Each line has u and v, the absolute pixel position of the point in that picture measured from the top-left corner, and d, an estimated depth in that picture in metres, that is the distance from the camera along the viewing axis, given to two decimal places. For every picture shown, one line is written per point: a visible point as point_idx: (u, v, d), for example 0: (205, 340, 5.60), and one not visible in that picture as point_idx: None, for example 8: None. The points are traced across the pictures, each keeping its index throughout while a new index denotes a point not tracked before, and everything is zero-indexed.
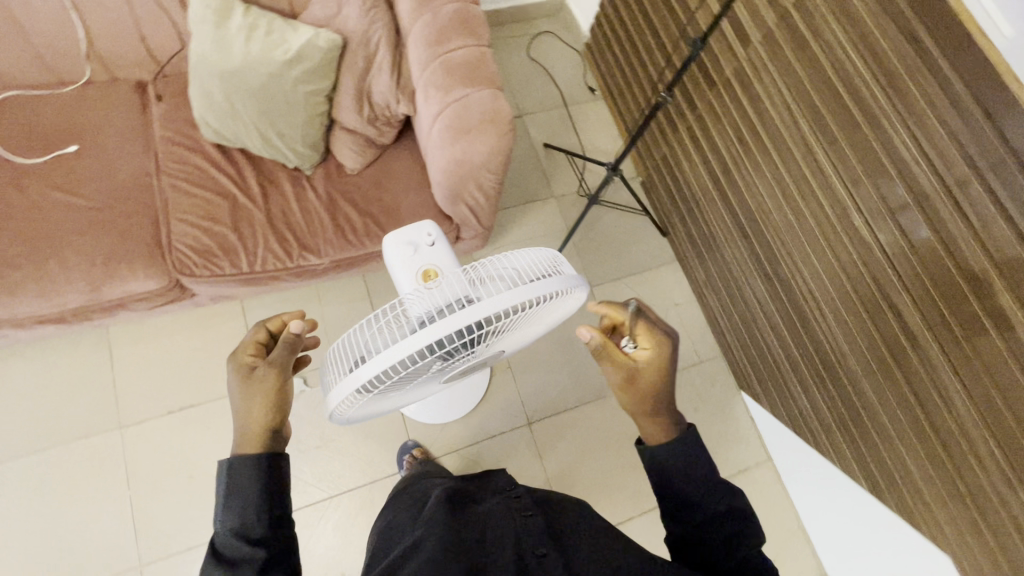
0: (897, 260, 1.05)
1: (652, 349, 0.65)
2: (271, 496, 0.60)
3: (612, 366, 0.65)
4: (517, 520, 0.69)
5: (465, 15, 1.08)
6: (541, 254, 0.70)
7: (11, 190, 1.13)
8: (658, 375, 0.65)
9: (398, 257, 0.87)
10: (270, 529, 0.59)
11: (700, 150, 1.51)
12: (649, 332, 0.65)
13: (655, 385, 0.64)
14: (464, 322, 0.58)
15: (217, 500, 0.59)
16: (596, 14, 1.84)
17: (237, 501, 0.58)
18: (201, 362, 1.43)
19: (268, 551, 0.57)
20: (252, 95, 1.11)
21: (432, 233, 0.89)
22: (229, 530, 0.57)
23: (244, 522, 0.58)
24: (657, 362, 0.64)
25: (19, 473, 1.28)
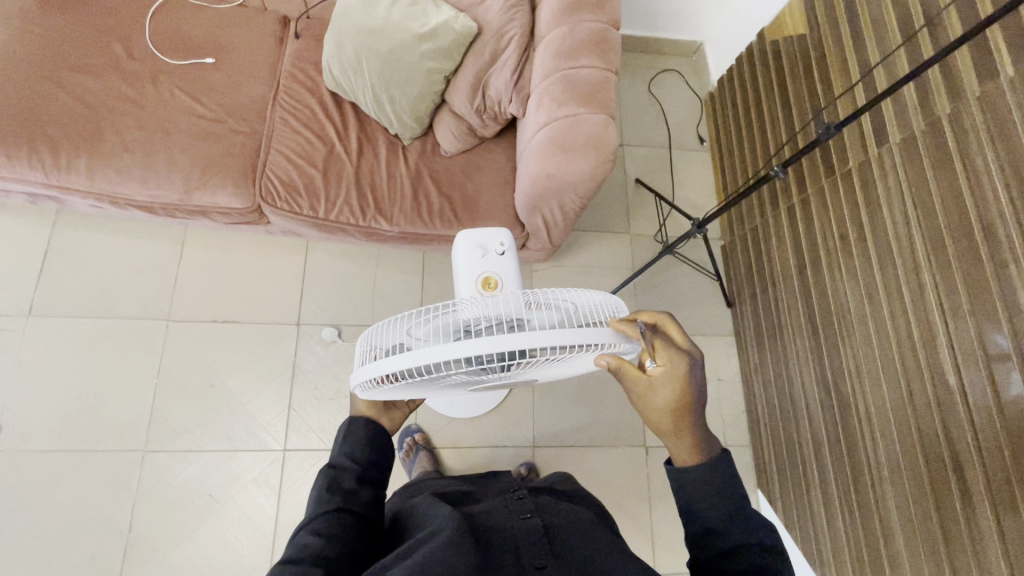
0: (978, 415, 0.96)
1: (670, 362, 0.60)
2: (379, 441, 0.77)
3: (635, 386, 0.61)
4: (516, 521, 0.62)
5: (602, 36, 1.07)
6: (605, 299, 0.69)
7: (148, 83, 1.22)
8: (682, 391, 0.60)
9: (464, 256, 0.88)
10: (369, 454, 0.75)
11: (795, 233, 1.43)
12: (667, 345, 0.61)
13: (679, 402, 0.60)
14: (513, 346, 0.57)
15: (341, 431, 0.77)
16: (730, 67, 1.78)
17: (353, 436, 0.76)
18: (254, 283, 1.50)
19: (361, 469, 0.73)
20: (378, 56, 1.15)
21: (504, 243, 0.89)
22: (343, 452, 0.75)
23: (355, 451, 0.75)
24: (676, 375, 0.60)
25: (74, 331, 1.39)
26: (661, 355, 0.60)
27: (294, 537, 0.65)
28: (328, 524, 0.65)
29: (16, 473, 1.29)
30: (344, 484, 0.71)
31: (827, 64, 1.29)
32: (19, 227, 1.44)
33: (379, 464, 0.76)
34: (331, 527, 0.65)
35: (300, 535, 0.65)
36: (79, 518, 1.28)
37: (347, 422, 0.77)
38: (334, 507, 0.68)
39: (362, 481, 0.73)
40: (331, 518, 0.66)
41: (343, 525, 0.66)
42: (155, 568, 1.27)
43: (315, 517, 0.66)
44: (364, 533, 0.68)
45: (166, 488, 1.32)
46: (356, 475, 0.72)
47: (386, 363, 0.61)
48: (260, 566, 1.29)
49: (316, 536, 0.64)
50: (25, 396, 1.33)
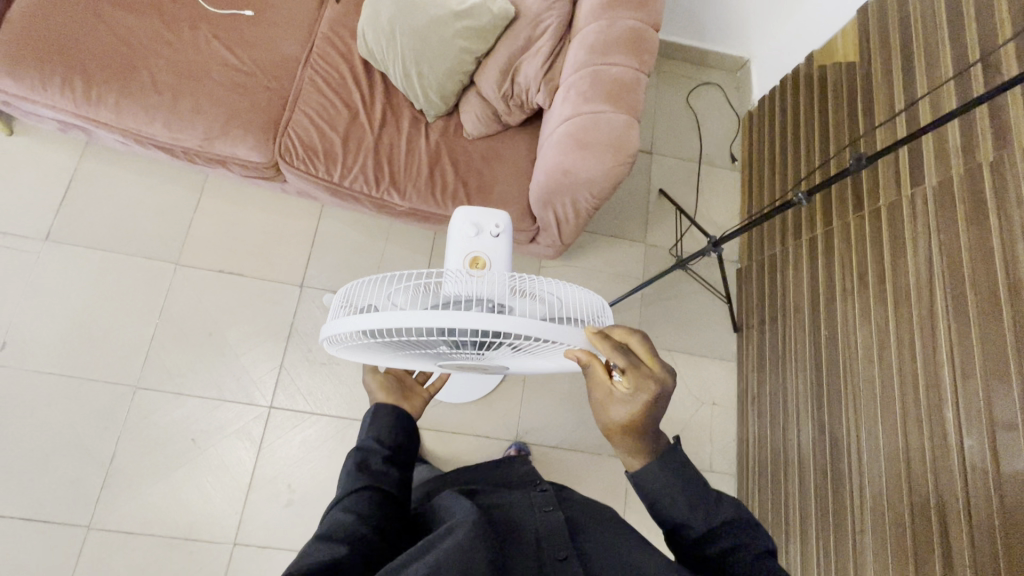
0: (973, 478, 0.92)
1: (635, 386, 0.57)
2: (405, 426, 0.79)
3: (596, 388, 0.60)
4: (537, 517, 0.62)
5: (639, 35, 1.04)
6: (588, 298, 0.69)
7: (186, 28, 1.24)
8: (638, 413, 0.58)
9: (458, 233, 0.86)
10: (395, 439, 0.76)
11: (813, 266, 1.38)
12: (642, 370, 0.57)
13: (633, 421, 0.58)
14: (486, 325, 0.56)
15: (367, 418, 0.78)
16: (773, 88, 1.73)
17: (380, 421, 0.77)
18: (264, 240, 1.51)
19: (389, 453, 0.74)
20: (412, 29, 1.14)
21: (501, 225, 0.87)
22: (370, 435, 0.75)
23: (382, 435, 0.76)
24: (636, 400, 0.57)
25: (87, 261, 1.42)
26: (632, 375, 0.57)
27: (328, 515, 0.65)
28: (361, 502, 0.66)
29: (12, 390, 1.32)
30: (374, 465, 0.71)
31: (872, 95, 1.24)
32: (48, 153, 1.48)
33: (406, 449, 0.77)
34: (364, 505, 0.65)
35: (333, 512, 0.65)
36: (65, 443, 1.31)
37: (374, 408, 0.79)
38: (365, 485, 0.68)
39: (391, 464, 0.73)
40: (363, 497, 0.66)
41: (375, 502, 0.66)
42: (130, 502, 1.30)
43: (347, 497, 0.66)
44: (394, 512, 0.68)
45: (151, 427, 1.35)
46: (384, 457, 0.73)
47: (362, 321, 0.60)
48: (230, 517, 1.31)
49: (348, 514, 0.63)
50: (31, 318, 1.37)
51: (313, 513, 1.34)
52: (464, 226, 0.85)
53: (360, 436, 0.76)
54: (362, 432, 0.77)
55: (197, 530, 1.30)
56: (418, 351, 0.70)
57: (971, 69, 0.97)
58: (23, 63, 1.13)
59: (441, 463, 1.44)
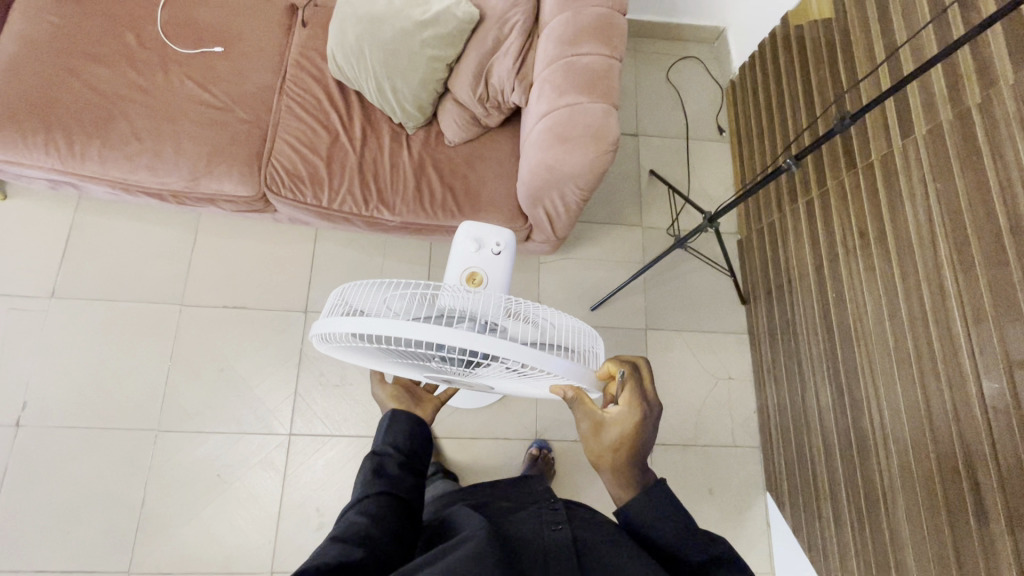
0: (996, 423, 0.90)
1: (627, 408, 0.64)
2: (422, 431, 0.78)
3: (587, 416, 0.65)
4: (547, 535, 0.62)
5: (606, 23, 1.03)
6: (576, 326, 0.73)
7: (159, 72, 1.25)
8: (628, 435, 0.64)
9: (461, 247, 0.93)
10: (411, 444, 0.76)
11: (813, 230, 1.37)
12: (633, 393, 0.65)
13: (622, 444, 0.64)
14: (471, 344, 0.56)
15: (384, 419, 0.78)
16: (752, 53, 1.70)
17: (396, 423, 0.77)
18: (264, 272, 1.52)
19: (404, 458, 0.74)
20: (380, 43, 1.14)
21: (501, 243, 0.93)
22: (386, 439, 0.76)
23: (398, 438, 0.76)
24: (627, 421, 0.64)
25: (93, 313, 1.45)
26: (624, 399, 0.65)
27: (343, 517, 0.67)
28: (376, 507, 0.67)
29: (37, 448, 1.35)
30: (389, 470, 0.72)
31: (851, 49, 1.22)
32: (42, 210, 1.50)
33: (421, 453, 0.77)
34: (379, 511, 0.66)
35: (348, 516, 0.66)
36: (94, 493, 1.33)
37: (392, 411, 0.78)
38: (380, 491, 0.69)
39: (407, 468, 0.74)
40: (376, 502, 0.67)
41: (389, 509, 0.67)
42: (165, 542, 1.32)
43: (361, 501, 0.68)
44: (408, 519, 0.68)
45: (176, 467, 1.37)
46: (400, 462, 0.74)
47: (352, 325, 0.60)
48: (264, 546, 1.33)
49: (363, 518, 0.65)
50: (46, 375, 1.40)
51: None
52: (466, 240, 0.93)
53: (376, 437, 0.77)
54: (378, 433, 0.77)
55: (234, 562, 1.32)
56: (407, 360, 0.71)
57: (949, 11, 0.96)
58: (4, 126, 1.14)
59: (464, 470, 1.44)
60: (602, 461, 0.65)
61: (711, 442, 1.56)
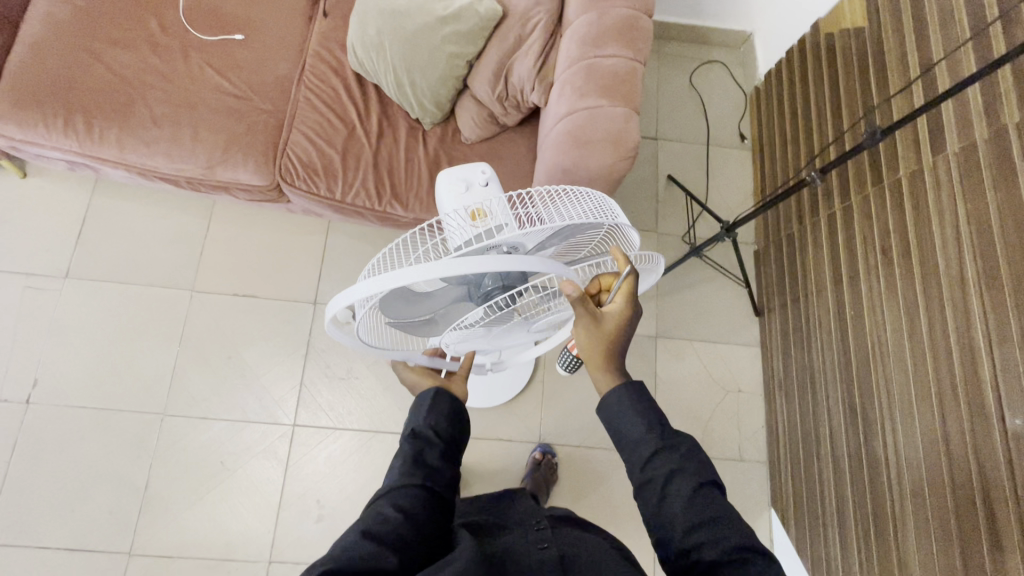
0: (1018, 456, 0.87)
1: (624, 305, 0.69)
2: (462, 419, 0.77)
3: (586, 313, 0.67)
4: (534, 553, 0.64)
5: (632, 25, 1.01)
6: (586, 197, 0.73)
7: (179, 58, 1.24)
8: (620, 327, 0.69)
9: (448, 191, 0.85)
10: (451, 432, 0.75)
11: (833, 245, 1.33)
12: (631, 292, 0.70)
13: (614, 334, 0.69)
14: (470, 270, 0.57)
15: (425, 402, 0.77)
16: (778, 60, 1.66)
17: (439, 409, 0.76)
18: (277, 261, 1.52)
19: (443, 447, 0.74)
20: (401, 38, 1.13)
21: (487, 172, 0.87)
22: (427, 424, 0.75)
23: (439, 424, 0.75)
24: (622, 315, 0.69)
25: (107, 294, 1.46)
26: (621, 297, 0.69)
27: (374, 504, 0.66)
28: (411, 499, 0.66)
29: (46, 426, 1.37)
30: (428, 459, 0.72)
31: (884, 61, 1.18)
32: (61, 191, 1.52)
33: (459, 442, 0.76)
34: (413, 505, 0.66)
35: (380, 504, 0.66)
36: (100, 474, 1.35)
37: (434, 393, 0.77)
38: (417, 482, 0.68)
39: (446, 458, 0.73)
40: (413, 494, 0.67)
41: (424, 503, 0.67)
42: (167, 526, 1.33)
43: (398, 488, 0.67)
44: (442, 516, 0.68)
45: (181, 451, 1.38)
46: (440, 452, 0.73)
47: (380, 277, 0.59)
48: (264, 535, 1.34)
49: (397, 512, 0.64)
50: (58, 354, 1.41)
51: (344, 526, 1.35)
52: (453, 182, 0.85)
53: (417, 419, 0.76)
54: (419, 414, 0.76)
55: (234, 550, 1.32)
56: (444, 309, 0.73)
57: (990, 27, 0.92)
58: (27, 107, 1.15)
59: (466, 469, 1.44)
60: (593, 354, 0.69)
61: (717, 455, 1.54)
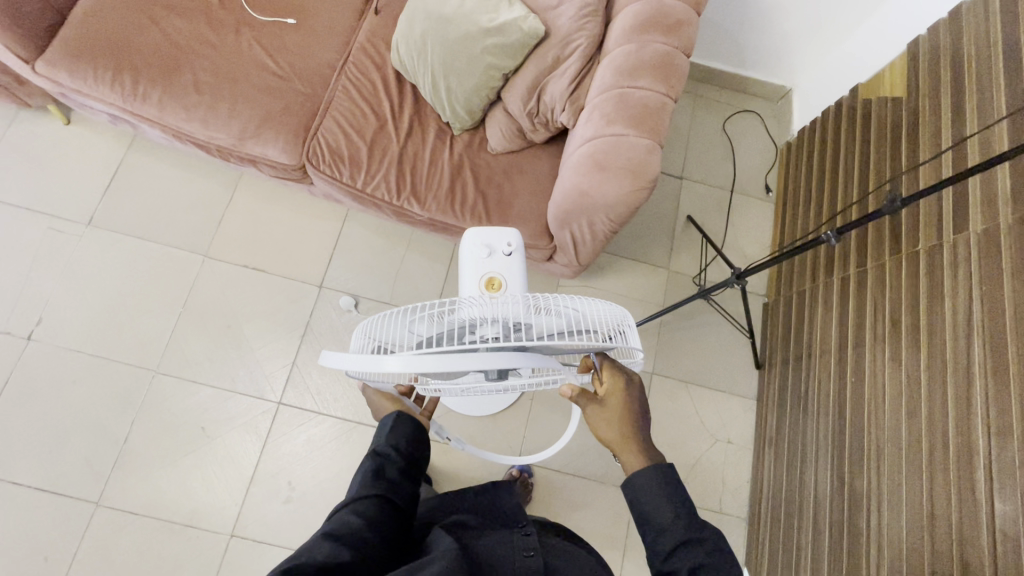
0: (1003, 551, 0.83)
1: (615, 382, 0.70)
2: (423, 438, 0.78)
3: (590, 407, 0.70)
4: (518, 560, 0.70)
5: (668, 61, 1.02)
6: (613, 311, 0.69)
7: (231, 33, 1.29)
8: (627, 403, 0.70)
9: (470, 254, 0.89)
10: (412, 450, 0.76)
11: (843, 309, 1.32)
12: (613, 367, 0.72)
13: (625, 412, 0.69)
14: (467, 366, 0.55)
15: (388, 420, 0.78)
16: (814, 118, 1.66)
17: (401, 427, 0.76)
18: (291, 240, 1.55)
19: (404, 463, 0.74)
20: (444, 43, 1.16)
21: (512, 242, 0.90)
22: (388, 441, 0.75)
23: (401, 442, 0.76)
24: (617, 392, 0.70)
25: (124, 248, 1.49)
26: (608, 377, 0.71)
27: (335, 513, 0.67)
28: (371, 510, 0.67)
29: (43, 364, 1.39)
30: (388, 474, 0.72)
31: (918, 133, 1.17)
32: (100, 142, 1.57)
33: (420, 460, 0.77)
34: (374, 514, 0.67)
35: (341, 513, 0.66)
36: (84, 419, 1.37)
37: (397, 413, 0.77)
38: (377, 493, 0.69)
39: (404, 475, 0.74)
40: (373, 505, 0.68)
41: (384, 515, 0.68)
42: (138, 482, 1.34)
43: (357, 499, 0.68)
44: (399, 527, 0.69)
45: (166, 411, 1.39)
46: (400, 468, 0.73)
47: (407, 359, 0.55)
48: (230, 507, 1.34)
49: (357, 519, 0.65)
50: (67, 297, 1.44)
51: (311, 512, 1.35)
52: (477, 246, 0.88)
53: (378, 436, 0.76)
54: (381, 432, 0.77)
55: (199, 517, 1.32)
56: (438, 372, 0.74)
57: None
58: (81, 59, 1.20)
59: (440, 474, 1.43)
60: (619, 441, 0.69)
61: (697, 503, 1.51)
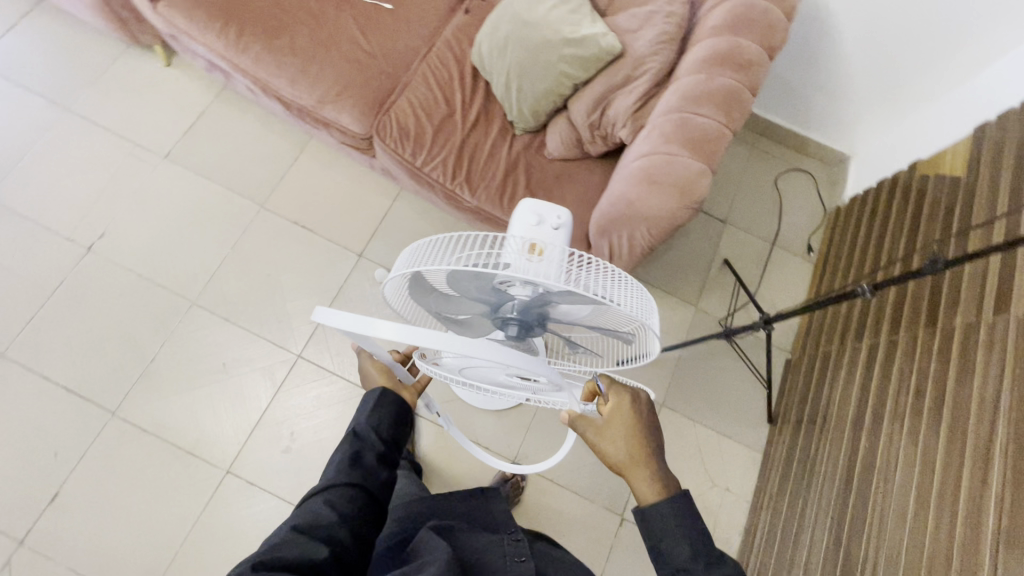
0: None
1: (616, 406, 0.70)
2: (404, 420, 0.79)
3: (589, 430, 0.70)
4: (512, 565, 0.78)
5: (733, 94, 1.07)
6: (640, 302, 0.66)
7: (331, 5, 1.39)
8: (629, 428, 0.69)
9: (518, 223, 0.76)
10: (392, 434, 0.77)
11: (867, 375, 1.30)
12: (616, 390, 0.71)
13: (627, 438, 0.69)
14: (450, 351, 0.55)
15: (372, 398, 0.78)
16: (869, 187, 1.66)
17: (383, 409, 0.77)
18: (342, 208, 1.63)
19: (383, 448, 0.76)
20: (524, 46, 1.22)
21: (563, 218, 0.76)
22: (369, 422, 0.77)
23: (381, 423, 0.77)
24: (619, 417, 0.70)
25: (191, 185, 1.60)
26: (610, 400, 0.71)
27: (311, 499, 0.70)
28: (345, 500, 0.70)
29: (94, 274, 1.49)
30: (365, 459, 0.74)
31: (971, 210, 1.16)
32: (191, 87, 1.69)
33: (399, 443, 0.79)
34: (347, 505, 0.70)
35: (315, 500, 0.69)
36: (119, 333, 1.45)
37: (382, 392, 0.78)
38: (352, 481, 0.71)
39: (382, 460, 0.76)
40: (348, 493, 0.70)
41: (358, 503, 0.71)
42: (154, 402, 1.40)
43: (332, 487, 0.70)
44: (374, 515, 0.72)
45: (193, 341, 1.46)
46: (378, 454, 0.75)
47: (405, 328, 0.54)
48: (232, 444, 1.38)
49: (330, 511, 0.68)
50: (129, 220, 1.55)
51: (306, 467, 1.38)
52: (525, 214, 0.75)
53: (359, 415, 0.77)
54: (362, 411, 0.78)
55: (202, 447, 1.37)
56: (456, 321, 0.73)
57: None
58: (198, 7, 1.33)
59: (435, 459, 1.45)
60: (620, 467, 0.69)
61: None
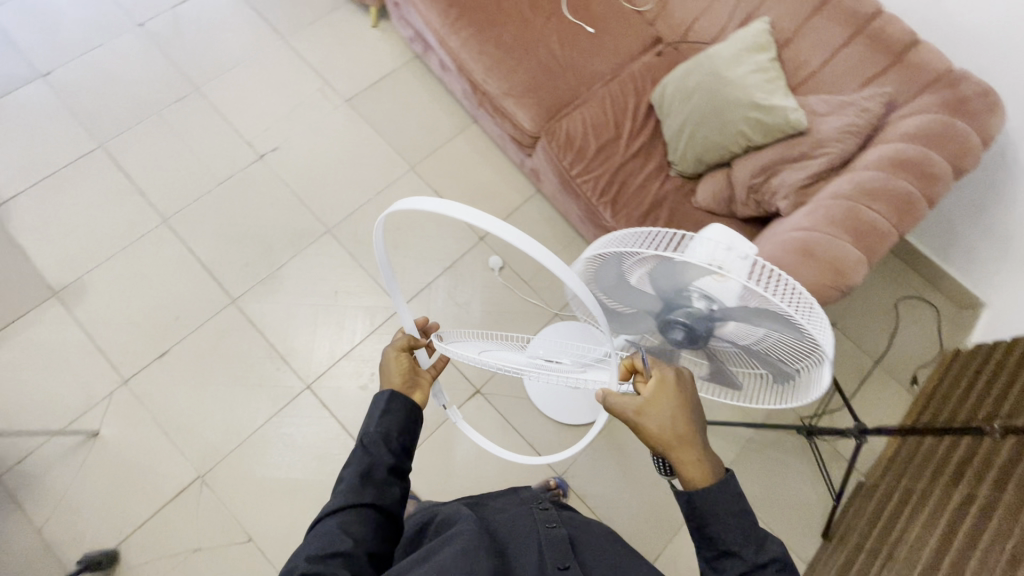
0: None
1: (658, 381, 0.69)
2: (413, 423, 0.81)
3: (630, 407, 0.68)
4: (543, 530, 0.78)
5: (910, 201, 1.08)
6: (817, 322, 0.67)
7: (541, 15, 1.53)
8: (672, 405, 0.68)
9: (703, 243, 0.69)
10: (402, 440, 0.78)
11: (937, 507, 1.21)
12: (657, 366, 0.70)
13: (671, 417, 0.67)
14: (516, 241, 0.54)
15: (382, 400, 0.80)
16: (1002, 339, 1.58)
17: (391, 415, 0.79)
18: (479, 192, 1.74)
19: (395, 459, 0.76)
20: (710, 98, 1.29)
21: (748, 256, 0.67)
22: (378, 429, 0.78)
23: (390, 429, 0.78)
24: (660, 393, 0.68)
25: (360, 130, 1.77)
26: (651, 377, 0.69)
27: (322, 523, 0.69)
28: (359, 520, 0.69)
29: (258, 178, 1.67)
30: (378, 472, 0.74)
31: None
32: (389, 50, 1.89)
33: (408, 448, 0.80)
34: (362, 525, 0.69)
35: (327, 524, 0.68)
36: (261, 234, 1.60)
37: (390, 396, 0.80)
38: (366, 500, 0.71)
39: (394, 472, 0.76)
40: (360, 513, 0.69)
41: (373, 522, 0.70)
42: (269, 303, 1.54)
43: (344, 509, 0.69)
44: (388, 532, 0.71)
45: (318, 262, 1.60)
46: (390, 467, 0.75)
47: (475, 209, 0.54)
48: (320, 364, 1.49)
49: (344, 533, 0.67)
50: (301, 143, 1.73)
51: None
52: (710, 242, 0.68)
53: (367, 426, 0.78)
54: (369, 423, 0.79)
55: (295, 356, 1.49)
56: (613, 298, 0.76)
57: None
58: None
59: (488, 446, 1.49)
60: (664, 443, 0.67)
61: None
